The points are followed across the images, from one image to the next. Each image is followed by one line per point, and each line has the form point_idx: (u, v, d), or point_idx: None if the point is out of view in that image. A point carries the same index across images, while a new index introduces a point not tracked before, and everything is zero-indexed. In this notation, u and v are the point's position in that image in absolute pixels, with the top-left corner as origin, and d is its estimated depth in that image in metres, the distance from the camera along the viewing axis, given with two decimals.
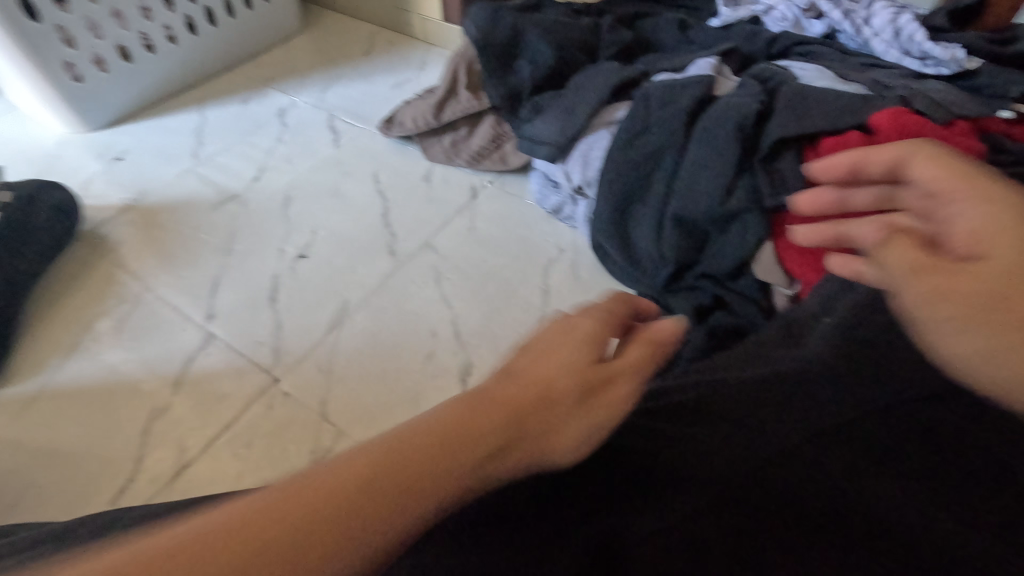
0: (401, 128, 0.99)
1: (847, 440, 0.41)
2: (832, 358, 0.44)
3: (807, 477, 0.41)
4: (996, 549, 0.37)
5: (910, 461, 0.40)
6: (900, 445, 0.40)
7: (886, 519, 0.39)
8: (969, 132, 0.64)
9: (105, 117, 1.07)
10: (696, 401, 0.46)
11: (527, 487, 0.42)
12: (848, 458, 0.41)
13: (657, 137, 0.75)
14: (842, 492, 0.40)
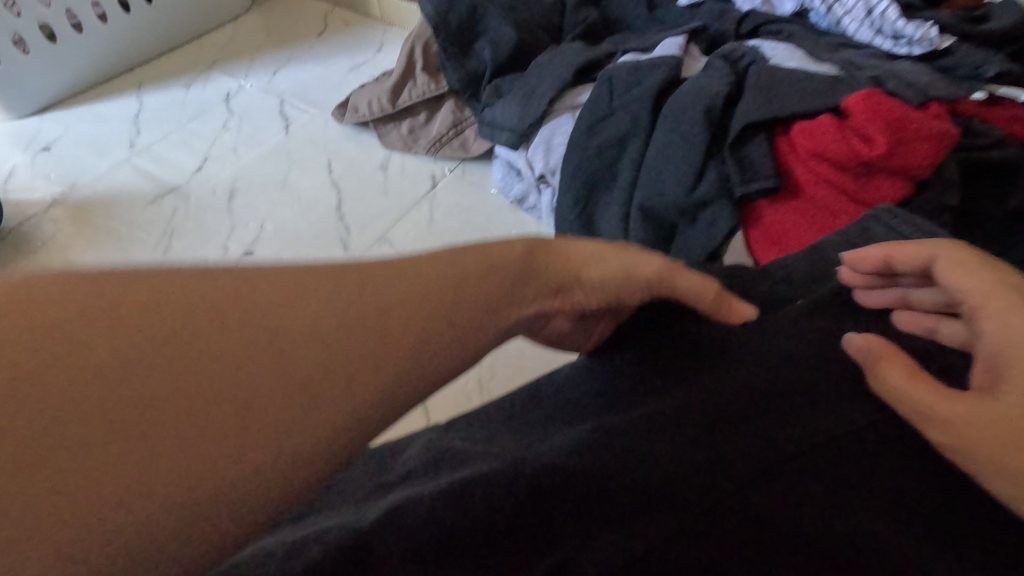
0: (355, 114, 0.93)
1: (829, 449, 0.35)
2: (799, 361, 0.38)
3: (790, 498, 0.33)
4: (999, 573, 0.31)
5: (899, 471, 0.34)
6: (886, 458, 0.34)
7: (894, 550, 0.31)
8: (941, 114, 0.61)
9: (32, 102, 1.00)
10: (644, 412, 0.38)
11: (448, 513, 0.36)
12: (835, 469, 0.34)
13: (621, 122, 0.72)
14: (836, 513, 0.32)
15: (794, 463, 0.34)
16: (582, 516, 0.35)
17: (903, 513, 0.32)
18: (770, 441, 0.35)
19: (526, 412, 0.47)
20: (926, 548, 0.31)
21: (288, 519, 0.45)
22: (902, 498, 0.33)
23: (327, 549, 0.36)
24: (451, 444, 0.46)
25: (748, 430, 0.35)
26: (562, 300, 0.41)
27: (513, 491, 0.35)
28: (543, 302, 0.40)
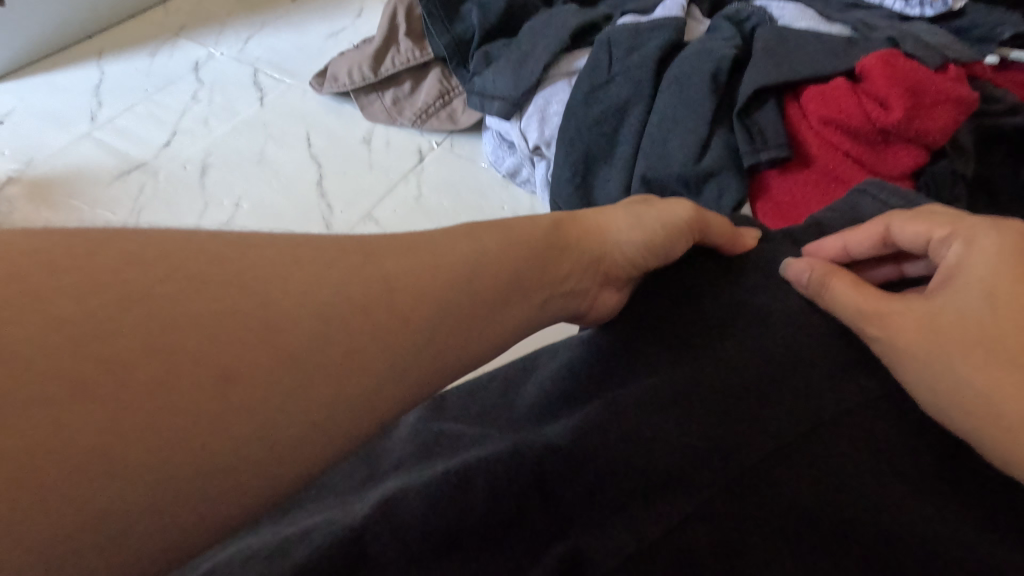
0: (334, 84, 0.87)
1: (854, 425, 0.32)
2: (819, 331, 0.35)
3: (811, 477, 0.31)
4: None
5: (929, 446, 0.32)
6: (917, 431, 0.32)
7: (929, 526, 0.29)
8: (959, 78, 0.58)
9: None
10: (653, 390, 0.35)
11: (442, 506, 0.33)
12: (861, 445, 0.31)
13: (620, 89, 0.67)
14: (861, 490, 0.30)
15: (816, 442, 0.31)
16: (592, 503, 0.32)
17: (931, 493, 0.30)
18: (792, 418, 0.32)
19: (525, 386, 0.43)
20: (960, 525, 0.29)
21: (271, 515, 0.41)
22: (930, 478, 0.31)
23: (315, 548, 0.33)
24: (447, 426, 0.43)
25: (767, 408, 0.33)
26: (607, 277, 0.41)
27: (518, 477, 0.33)
28: (582, 283, 0.39)
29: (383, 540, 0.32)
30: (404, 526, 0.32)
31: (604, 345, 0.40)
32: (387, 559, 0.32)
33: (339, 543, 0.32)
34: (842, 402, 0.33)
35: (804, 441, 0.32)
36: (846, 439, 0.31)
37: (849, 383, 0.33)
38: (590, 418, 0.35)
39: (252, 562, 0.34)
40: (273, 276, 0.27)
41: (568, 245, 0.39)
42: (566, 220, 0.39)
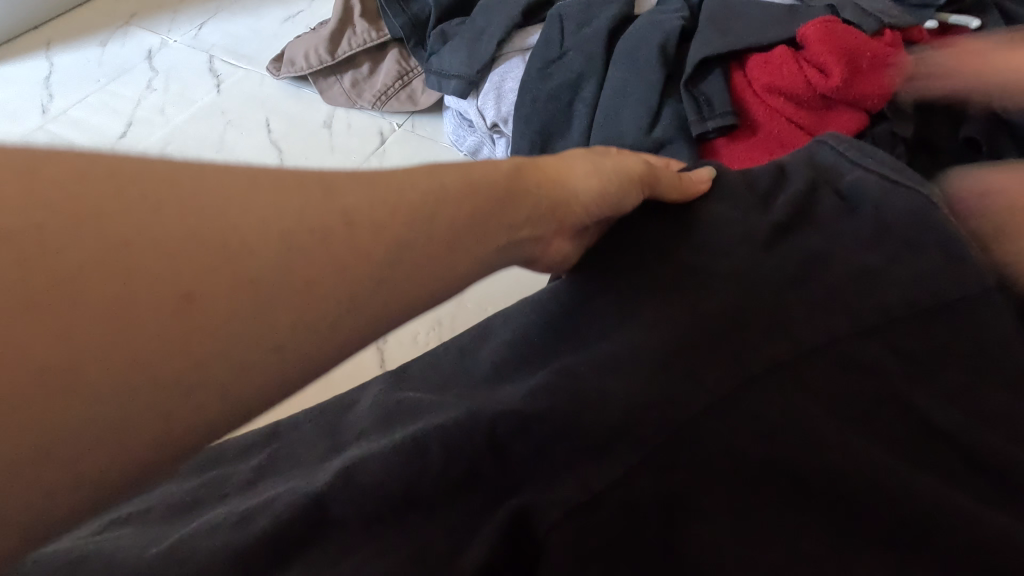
0: (292, 68, 0.86)
1: (790, 376, 0.34)
2: (756, 283, 0.37)
3: (743, 426, 0.33)
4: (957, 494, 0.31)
5: (858, 395, 0.33)
6: (848, 380, 0.33)
7: (849, 469, 0.31)
8: (895, 43, 0.60)
9: None
10: (603, 354, 0.37)
11: (397, 471, 0.34)
12: (792, 395, 0.33)
13: (574, 63, 0.68)
14: (793, 437, 0.32)
15: (752, 391, 0.33)
16: (541, 460, 0.34)
17: (857, 436, 0.32)
18: (728, 369, 0.34)
19: (480, 357, 0.45)
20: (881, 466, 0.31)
21: (236, 488, 0.42)
22: (857, 419, 0.33)
23: (277, 517, 0.34)
24: (405, 395, 0.44)
25: (705, 361, 0.34)
26: (554, 241, 0.41)
27: (470, 441, 0.35)
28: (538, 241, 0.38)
29: (340, 503, 0.34)
30: (352, 498, 0.34)
31: (558, 311, 0.42)
32: (346, 521, 0.34)
33: (295, 515, 0.34)
34: (776, 350, 0.34)
35: (741, 390, 0.33)
36: (781, 384, 0.33)
37: (788, 332, 0.35)
38: (544, 382, 0.37)
39: (217, 530, 0.35)
40: (210, 219, 0.25)
41: (529, 189, 0.37)
42: (531, 170, 0.38)
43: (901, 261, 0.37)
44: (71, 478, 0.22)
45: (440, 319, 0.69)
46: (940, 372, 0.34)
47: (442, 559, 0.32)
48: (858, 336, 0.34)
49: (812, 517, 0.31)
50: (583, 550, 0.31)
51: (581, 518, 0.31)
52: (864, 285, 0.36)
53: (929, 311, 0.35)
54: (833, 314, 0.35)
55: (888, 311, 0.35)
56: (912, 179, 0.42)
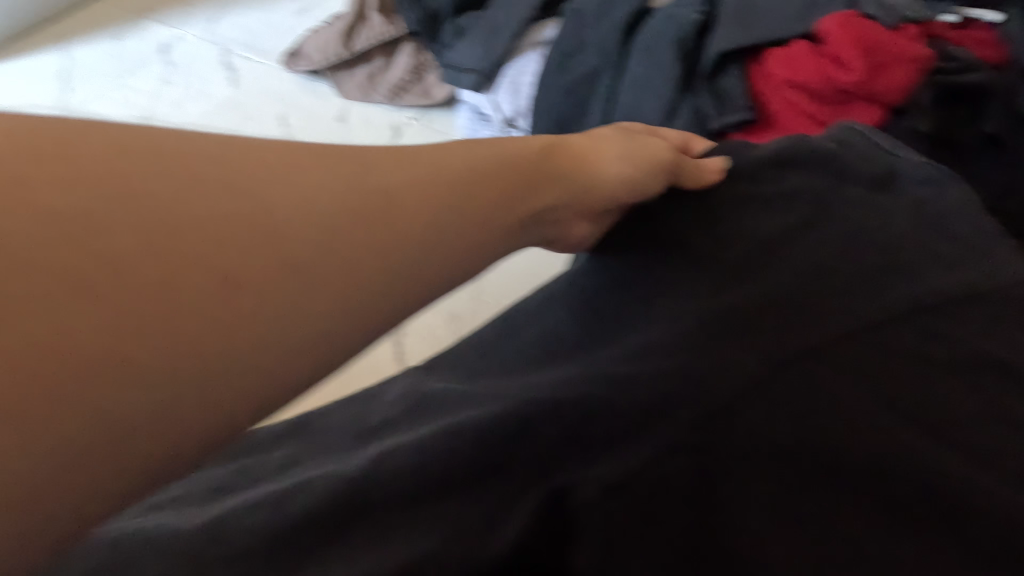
0: (307, 61, 0.87)
1: (821, 366, 0.33)
2: (782, 276, 0.37)
3: (774, 414, 0.32)
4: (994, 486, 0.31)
5: (894, 385, 0.33)
6: (882, 370, 0.33)
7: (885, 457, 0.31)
8: (915, 37, 0.60)
9: None
10: (632, 346, 0.37)
11: (428, 459, 0.35)
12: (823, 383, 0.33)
13: (591, 57, 0.68)
14: (824, 425, 0.32)
15: (787, 378, 0.33)
16: (571, 444, 0.33)
17: (893, 425, 0.32)
18: (757, 359, 0.34)
19: (506, 352, 0.45)
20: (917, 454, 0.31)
21: (269, 473, 0.42)
22: (894, 408, 0.32)
23: (314, 495, 0.35)
24: (434, 385, 0.45)
25: (736, 351, 0.34)
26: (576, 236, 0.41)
27: (500, 430, 0.35)
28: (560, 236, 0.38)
29: (378, 487, 0.34)
30: (381, 485, 0.34)
31: (584, 305, 0.43)
32: (386, 506, 0.34)
33: (332, 501, 0.35)
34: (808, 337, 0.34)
35: (776, 380, 0.33)
36: (817, 372, 0.33)
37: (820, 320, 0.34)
38: (572, 373, 0.37)
39: (258, 509, 0.36)
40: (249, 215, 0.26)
41: (554, 172, 0.38)
42: (558, 153, 0.40)
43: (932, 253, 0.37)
44: (119, 466, 0.22)
45: (455, 313, 0.70)
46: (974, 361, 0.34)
47: (478, 540, 0.32)
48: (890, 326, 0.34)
49: (852, 503, 0.30)
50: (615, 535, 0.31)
51: (613, 501, 0.31)
52: (892, 279, 0.36)
53: (954, 305, 0.35)
54: (860, 304, 0.35)
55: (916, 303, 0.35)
56: (919, 170, 0.42)
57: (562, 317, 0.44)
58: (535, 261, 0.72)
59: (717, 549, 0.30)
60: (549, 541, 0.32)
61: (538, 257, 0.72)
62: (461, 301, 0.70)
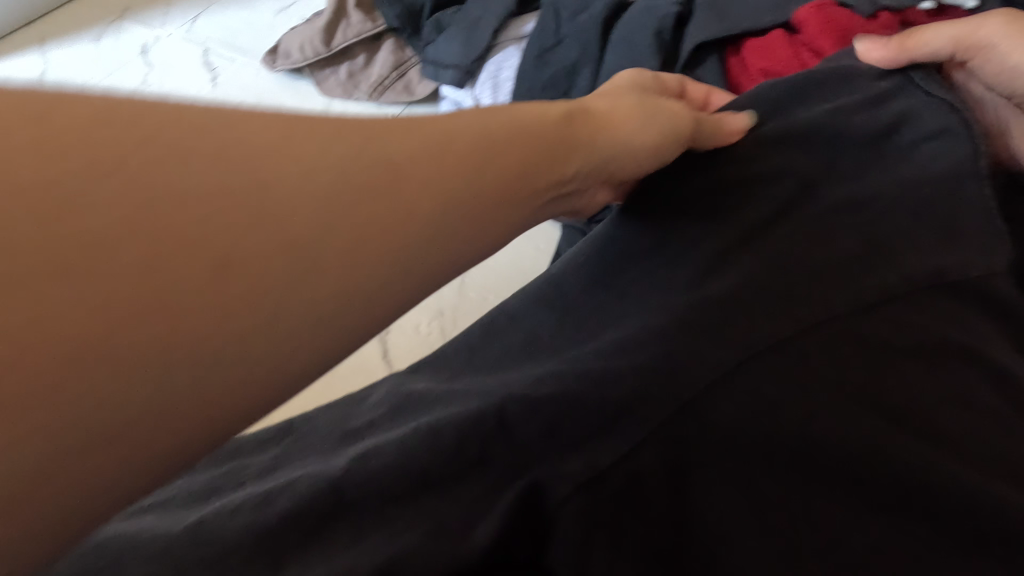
0: (287, 60, 0.86)
1: (792, 353, 0.33)
2: (758, 262, 0.37)
3: (744, 402, 0.33)
4: (961, 471, 0.31)
5: (864, 373, 0.33)
6: (852, 358, 0.33)
7: (850, 445, 0.31)
8: (891, 25, 0.60)
9: None
10: (610, 341, 0.37)
11: (408, 457, 0.35)
12: (793, 369, 0.33)
13: (570, 51, 0.68)
14: (794, 414, 0.32)
15: (760, 366, 0.33)
16: (550, 439, 0.34)
17: (862, 413, 0.32)
18: (730, 347, 0.34)
19: (487, 352, 0.45)
20: (884, 442, 0.31)
21: (254, 475, 0.43)
22: (862, 395, 0.32)
23: (295, 500, 0.35)
24: (418, 386, 0.46)
25: (712, 340, 0.34)
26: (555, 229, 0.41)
27: (481, 425, 0.35)
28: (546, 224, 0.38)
29: (357, 486, 0.34)
30: (357, 488, 0.34)
31: (566, 304, 0.43)
32: (365, 507, 0.34)
33: (307, 506, 0.34)
34: (781, 322, 0.34)
35: (750, 368, 0.33)
36: (789, 359, 0.33)
37: (792, 304, 0.35)
38: (552, 369, 0.38)
39: (237, 513, 0.36)
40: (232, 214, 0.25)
41: (578, 142, 0.37)
42: (582, 120, 0.38)
43: (913, 231, 0.36)
44: (91, 478, 0.22)
45: (442, 310, 0.70)
46: (944, 344, 0.34)
47: (457, 535, 0.32)
48: (863, 310, 0.34)
49: (818, 493, 0.31)
50: (587, 534, 0.32)
51: (589, 494, 0.32)
52: (871, 264, 0.36)
53: (927, 288, 0.35)
54: (836, 288, 0.35)
55: (892, 287, 0.35)
56: (925, 113, 0.39)
57: (543, 313, 0.44)
58: (520, 255, 0.72)
59: (688, 537, 0.32)
60: (528, 534, 0.33)
61: (522, 251, 0.72)
62: (447, 296, 0.70)
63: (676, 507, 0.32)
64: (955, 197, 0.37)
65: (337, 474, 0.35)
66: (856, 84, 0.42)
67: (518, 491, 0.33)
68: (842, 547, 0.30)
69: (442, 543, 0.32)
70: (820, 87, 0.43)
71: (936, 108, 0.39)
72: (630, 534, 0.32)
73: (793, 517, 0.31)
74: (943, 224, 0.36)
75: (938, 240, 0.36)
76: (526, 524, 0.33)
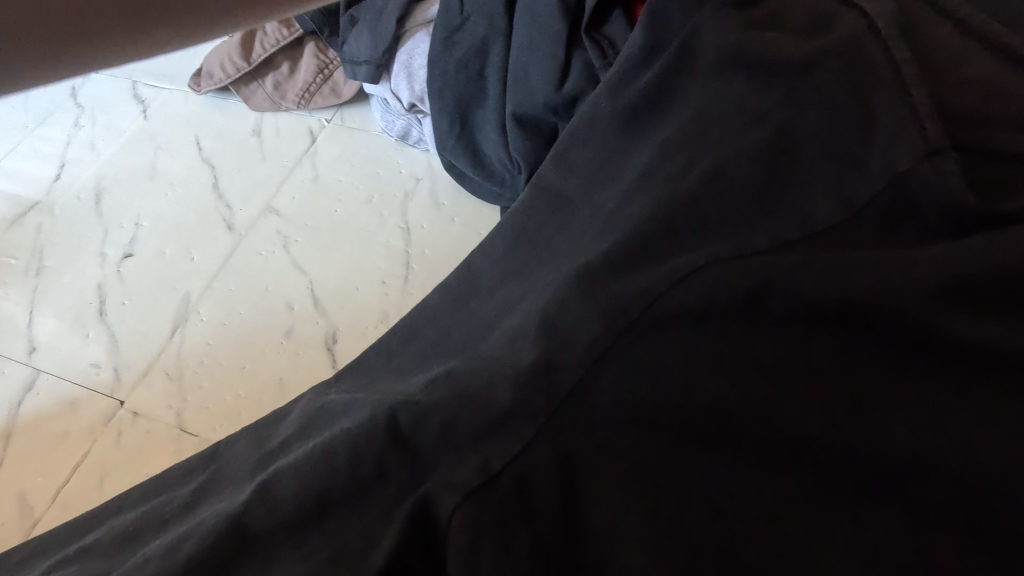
0: (211, 80, 0.84)
1: (677, 320, 0.32)
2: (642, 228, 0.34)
3: (619, 383, 0.32)
4: (845, 421, 0.30)
5: (758, 338, 0.31)
6: (737, 328, 0.31)
7: (735, 414, 0.31)
8: None
9: None
10: (504, 337, 0.37)
11: (306, 481, 0.35)
12: (679, 338, 0.32)
13: (477, 28, 0.65)
14: (680, 377, 0.31)
15: (642, 345, 0.32)
16: (444, 441, 0.33)
17: (747, 381, 0.31)
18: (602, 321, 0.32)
19: (403, 357, 0.47)
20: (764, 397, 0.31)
21: (176, 517, 0.42)
22: (751, 365, 0.31)
23: (200, 541, 0.35)
24: (328, 399, 0.45)
25: (586, 314, 0.33)
26: None
27: (374, 440, 0.34)
28: None
29: (260, 519, 0.35)
30: (253, 523, 0.35)
31: (472, 302, 0.46)
32: (270, 536, 0.35)
33: (207, 548, 0.34)
34: (652, 285, 0.32)
35: (636, 351, 0.32)
36: (666, 326, 0.32)
37: (665, 263, 0.33)
38: (441, 373, 0.37)
39: (147, 562, 0.36)
40: None
41: None
42: None
43: (787, 182, 0.33)
44: None
45: (387, 311, 0.69)
46: (842, 303, 0.30)
47: (359, 554, 0.32)
48: (729, 269, 0.31)
49: (706, 463, 0.31)
50: (475, 542, 0.31)
51: (475, 500, 0.31)
52: (777, 206, 0.33)
53: (814, 245, 0.32)
54: (719, 238, 0.33)
55: (774, 246, 0.32)
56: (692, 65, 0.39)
57: (448, 316, 0.47)
58: (459, 244, 0.73)
59: (584, 533, 0.32)
60: (420, 548, 0.32)
61: (463, 238, 0.73)
62: (392, 296, 0.70)
63: (576, 517, 0.32)
64: (866, 148, 0.32)
65: (230, 512, 0.35)
66: (758, 75, 0.36)
67: (407, 508, 0.32)
68: (733, 515, 0.31)
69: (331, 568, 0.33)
70: (695, 68, 0.39)
71: (827, 83, 0.33)
72: (524, 537, 0.31)
73: (682, 493, 0.31)
74: (815, 183, 0.32)
75: (807, 182, 0.33)
76: (422, 538, 0.32)
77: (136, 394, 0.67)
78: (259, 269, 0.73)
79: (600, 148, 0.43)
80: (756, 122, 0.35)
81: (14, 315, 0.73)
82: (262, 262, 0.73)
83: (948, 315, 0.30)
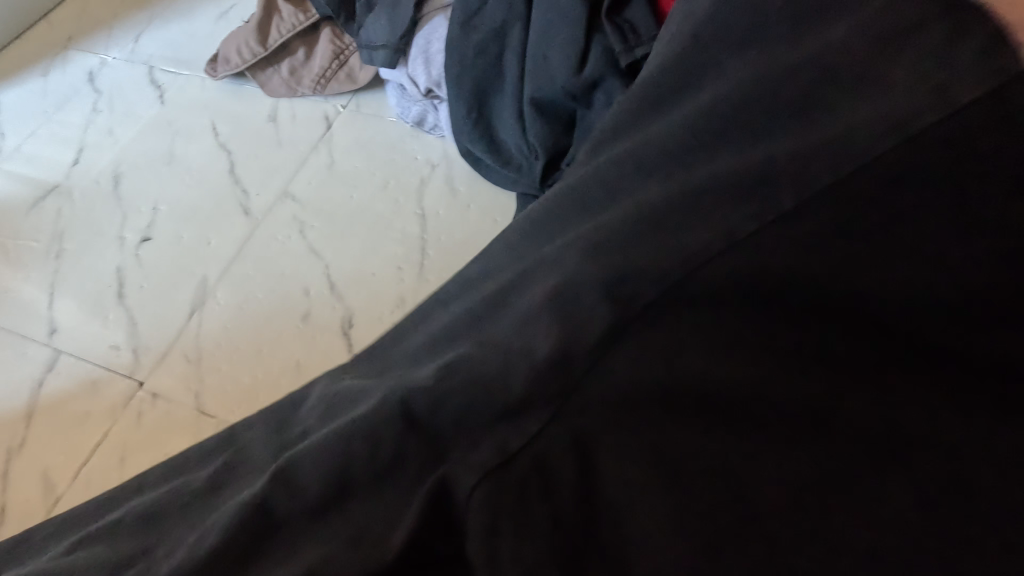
0: (228, 66, 0.85)
1: (701, 300, 0.31)
2: (668, 204, 0.33)
3: (641, 364, 0.31)
4: (872, 400, 0.29)
5: (780, 316, 0.30)
6: (761, 311, 0.30)
7: (754, 389, 0.30)
8: None
9: None
10: (521, 314, 0.36)
11: (328, 462, 0.35)
12: (702, 318, 0.31)
13: (495, 11, 0.64)
14: (702, 358, 0.30)
15: (662, 325, 0.31)
16: (464, 423, 0.33)
17: (767, 362, 0.30)
18: (620, 302, 0.32)
19: (410, 344, 0.46)
20: (784, 372, 0.29)
21: (200, 496, 0.42)
22: (772, 342, 0.30)
23: (226, 520, 0.35)
24: (346, 384, 0.45)
25: (606, 293, 0.32)
26: None
27: (394, 424, 0.34)
28: None
29: (285, 500, 0.35)
30: (278, 503, 0.35)
31: (476, 291, 0.45)
32: (293, 516, 0.35)
33: (233, 527, 0.35)
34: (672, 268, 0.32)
35: (654, 331, 0.31)
36: (688, 310, 0.31)
37: (686, 246, 0.32)
38: (460, 356, 0.36)
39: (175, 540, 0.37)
40: None
41: None
42: None
43: (819, 154, 0.31)
44: None
45: (403, 297, 0.69)
46: (869, 283, 0.30)
47: (382, 534, 0.33)
48: (758, 254, 0.30)
49: (721, 442, 0.30)
50: (495, 521, 0.31)
51: (495, 480, 0.31)
52: (805, 179, 0.31)
53: (840, 221, 0.30)
54: (745, 219, 0.31)
55: (797, 225, 0.31)
56: (726, 65, 0.38)
57: (453, 306, 0.45)
58: (475, 230, 0.73)
59: (598, 512, 0.31)
60: (441, 528, 0.33)
61: (479, 224, 0.73)
62: (408, 282, 0.70)
63: (593, 497, 0.31)
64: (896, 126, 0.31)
65: (255, 491, 0.36)
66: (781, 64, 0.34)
67: (429, 488, 0.33)
68: (748, 492, 0.29)
69: (356, 547, 0.33)
70: (722, 70, 0.38)
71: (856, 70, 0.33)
72: (541, 517, 0.31)
73: (697, 471, 0.30)
74: (848, 159, 0.31)
75: (835, 153, 0.31)
76: (444, 516, 0.33)
77: (155, 376, 0.67)
78: (275, 254, 0.73)
79: (620, 138, 0.41)
80: (789, 101, 0.34)
81: (35, 297, 0.73)
82: (279, 248, 0.73)
83: (974, 306, 0.29)
